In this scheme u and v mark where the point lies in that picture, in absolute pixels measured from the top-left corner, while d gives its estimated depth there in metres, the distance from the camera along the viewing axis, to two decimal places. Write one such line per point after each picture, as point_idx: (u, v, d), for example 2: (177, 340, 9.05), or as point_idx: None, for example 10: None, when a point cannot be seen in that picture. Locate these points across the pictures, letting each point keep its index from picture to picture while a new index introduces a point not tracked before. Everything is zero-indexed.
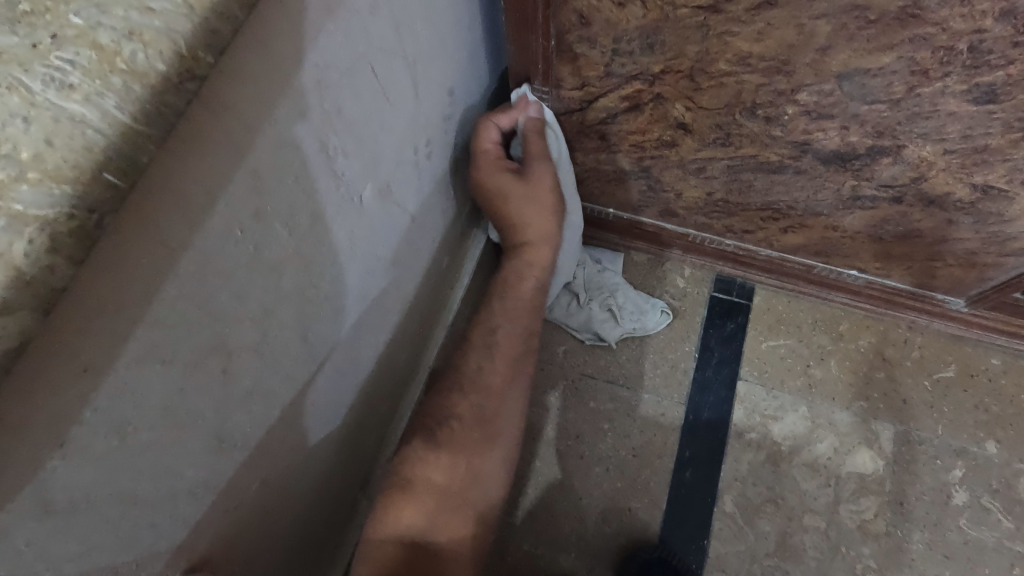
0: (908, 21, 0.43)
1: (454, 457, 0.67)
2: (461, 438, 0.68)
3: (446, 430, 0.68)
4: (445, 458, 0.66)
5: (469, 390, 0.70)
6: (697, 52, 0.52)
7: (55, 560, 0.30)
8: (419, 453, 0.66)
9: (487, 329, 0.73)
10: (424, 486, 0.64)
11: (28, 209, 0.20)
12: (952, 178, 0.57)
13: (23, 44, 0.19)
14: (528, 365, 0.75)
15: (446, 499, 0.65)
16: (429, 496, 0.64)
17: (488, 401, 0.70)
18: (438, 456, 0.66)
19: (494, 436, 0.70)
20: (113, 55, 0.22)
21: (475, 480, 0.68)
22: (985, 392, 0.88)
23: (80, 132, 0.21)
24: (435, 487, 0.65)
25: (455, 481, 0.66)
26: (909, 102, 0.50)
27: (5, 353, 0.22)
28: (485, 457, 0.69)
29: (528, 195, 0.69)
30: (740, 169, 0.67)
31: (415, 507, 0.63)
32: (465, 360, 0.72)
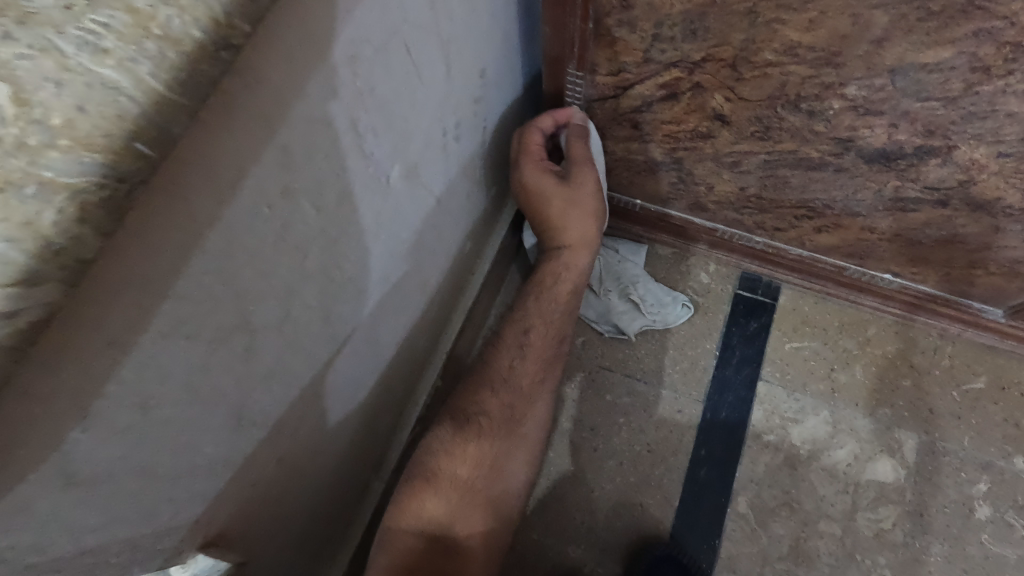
0: (974, 13, 0.40)
1: (479, 452, 0.66)
2: (487, 433, 0.67)
3: (475, 425, 0.67)
4: (469, 452, 0.66)
5: (500, 388, 0.70)
6: (742, 40, 0.50)
7: (74, 531, 0.30)
8: (444, 446, 0.66)
9: (520, 328, 0.73)
10: (447, 479, 0.64)
11: (58, 176, 0.20)
12: (1004, 182, 0.54)
13: (57, 5, 0.18)
14: (558, 367, 0.74)
15: (471, 496, 0.65)
16: (451, 489, 0.64)
17: (518, 400, 0.70)
18: (462, 449, 0.66)
19: (520, 438, 0.69)
20: (147, 20, 0.21)
21: (499, 478, 0.67)
22: (1016, 405, 0.85)
23: (111, 98, 0.21)
24: (459, 482, 0.65)
25: (479, 479, 0.66)
26: (966, 100, 0.47)
27: (30, 328, 0.21)
28: (509, 457, 0.68)
29: (569, 198, 0.70)
30: (777, 165, 0.65)
31: (439, 500, 0.64)
32: (496, 358, 0.72)
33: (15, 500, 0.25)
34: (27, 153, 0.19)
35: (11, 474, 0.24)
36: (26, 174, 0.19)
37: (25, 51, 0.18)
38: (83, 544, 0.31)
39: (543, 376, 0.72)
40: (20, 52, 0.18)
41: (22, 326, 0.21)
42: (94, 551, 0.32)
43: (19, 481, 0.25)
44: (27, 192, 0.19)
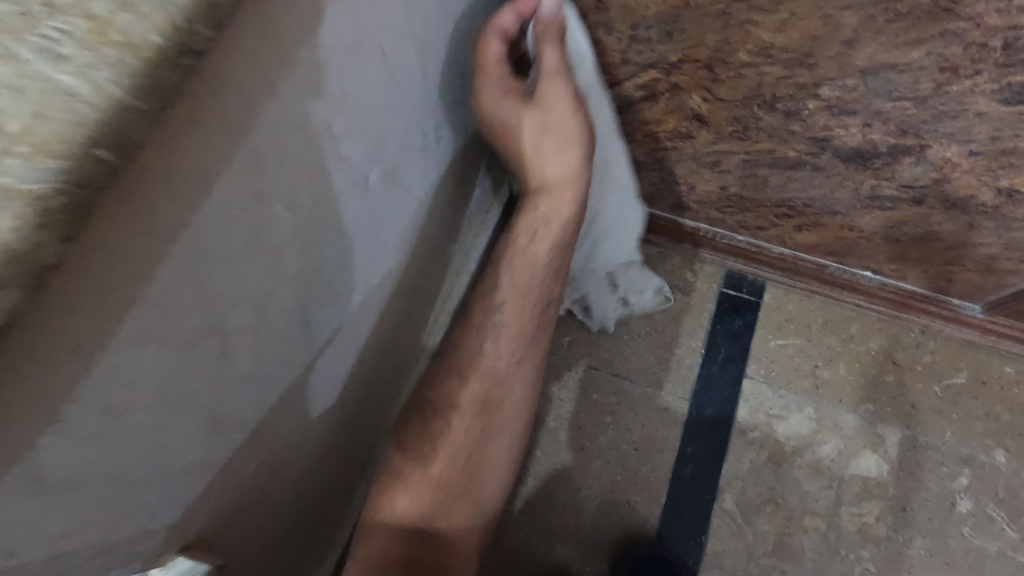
0: (940, 15, 0.41)
1: (452, 448, 0.59)
2: (462, 427, 0.59)
3: (444, 420, 0.59)
4: (442, 452, 0.58)
5: (472, 375, 0.60)
6: (716, 41, 0.50)
7: (46, 537, 0.30)
8: (413, 443, 0.59)
9: (490, 305, 0.60)
10: (420, 477, 0.57)
11: (17, 182, 0.20)
12: (976, 180, 0.55)
13: (13, 11, 0.18)
14: (542, 341, 0.64)
15: (445, 499, 0.58)
16: (423, 486, 0.58)
17: (494, 388, 0.60)
18: (434, 442, 0.59)
19: (501, 426, 0.61)
20: (106, 26, 0.21)
21: (478, 472, 0.60)
22: (996, 400, 0.86)
23: (70, 105, 0.21)
24: (433, 480, 0.58)
25: (456, 474, 0.59)
26: (937, 100, 0.48)
27: None
28: (489, 446, 0.61)
29: (544, 125, 0.54)
30: (756, 164, 0.66)
31: (411, 496, 0.57)
32: (465, 341, 0.61)
33: None
34: None
35: None
36: None
37: None
38: (56, 550, 0.31)
39: (523, 356, 0.62)
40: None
41: None
42: (68, 557, 0.32)
43: None
44: None
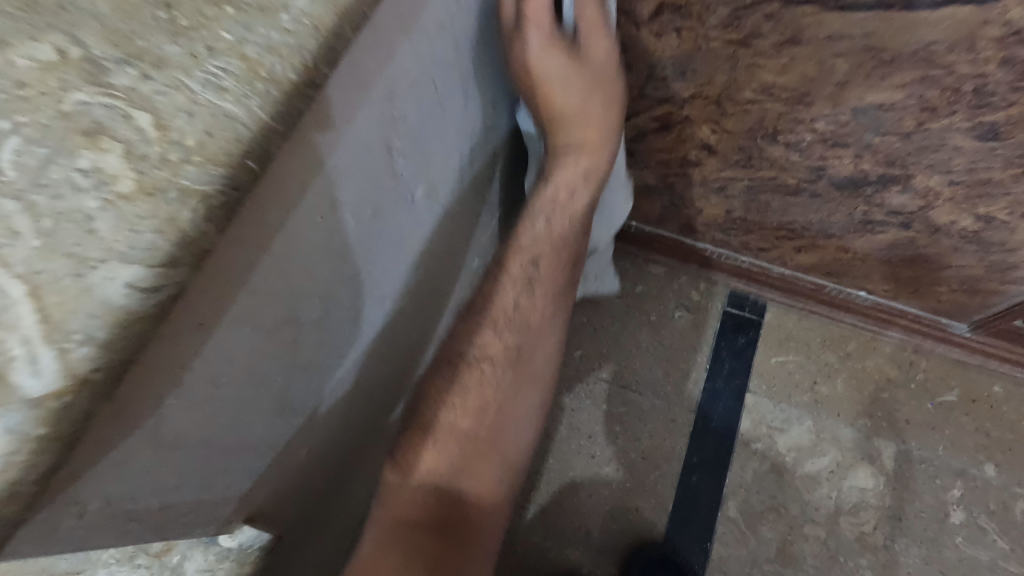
0: (918, 63, 0.48)
1: (482, 401, 0.51)
2: (494, 380, 0.52)
3: (475, 372, 0.51)
4: (472, 400, 0.51)
5: (506, 327, 0.53)
6: (725, 80, 0.57)
7: (157, 489, 0.35)
8: (440, 391, 0.51)
9: (527, 258, 0.53)
10: (447, 432, 0.50)
11: (192, 184, 0.27)
12: (957, 208, 0.61)
13: (183, 53, 0.27)
14: (567, 296, 0.59)
15: (471, 453, 0.51)
16: (452, 441, 0.50)
17: (527, 339, 0.54)
18: (462, 395, 0.51)
19: (530, 379, 0.55)
20: (256, 65, 0.29)
21: (507, 427, 0.53)
22: (986, 417, 0.91)
23: (231, 125, 0.28)
24: (460, 436, 0.50)
25: (483, 431, 0.51)
26: (919, 135, 0.54)
27: (167, 299, 0.27)
28: (518, 402, 0.54)
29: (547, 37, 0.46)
30: (759, 190, 0.72)
31: (439, 453, 0.49)
32: (496, 293, 0.53)
33: (118, 456, 0.30)
34: (170, 167, 0.26)
35: (114, 434, 0.28)
36: (169, 183, 0.26)
37: (162, 88, 0.26)
38: (164, 501, 0.36)
39: (555, 306, 0.56)
40: (157, 89, 0.26)
41: (162, 298, 0.27)
42: (169, 508, 0.37)
43: (116, 444, 0.29)
44: (169, 196, 0.26)
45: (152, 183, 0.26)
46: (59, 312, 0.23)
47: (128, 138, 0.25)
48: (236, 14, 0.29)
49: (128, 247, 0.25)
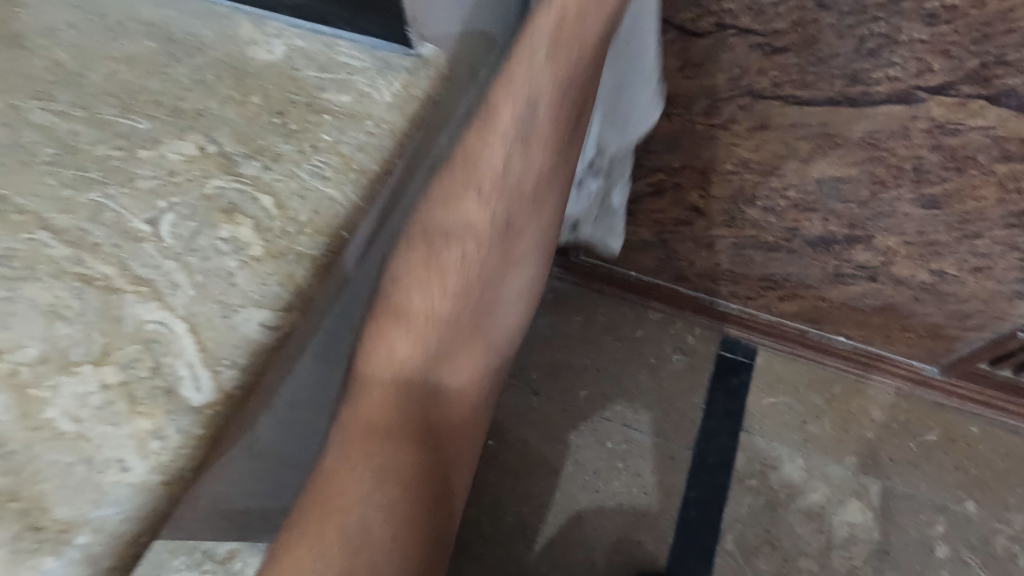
0: (866, 147, 0.58)
1: (468, 276, 0.41)
2: (478, 257, 0.41)
3: (458, 247, 0.40)
4: (453, 280, 0.40)
5: (495, 195, 0.41)
6: (709, 155, 0.68)
7: (239, 493, 0.41)
8: (411, 251, 0.39)
9: None
10: (418, 311, 0.39)
11: (306, 250, 0.35)
12: (913, 263, 0.71)
13: (295, 151, 0.38)
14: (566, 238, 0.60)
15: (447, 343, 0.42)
16: (427, 327, 0.39)
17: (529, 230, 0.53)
18: (439, 270, 0.39)
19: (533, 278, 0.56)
20: (349, 160, 0.38)
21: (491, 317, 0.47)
22: (964, 455, 0.97)
23: (331, 205, 0.37)
24: (438, 321, 0.40)
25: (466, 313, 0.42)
26: (873, 203, 0.64)
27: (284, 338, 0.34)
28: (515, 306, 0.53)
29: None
30: (743, 246, 0.82)
31: (410, 339, 0.39)
32: None
33: (227, 460, 0.37)
34: (288, 237, 0.35)
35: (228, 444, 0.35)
36: (287, 248, 0.35)
37: (279, 176, 0.37)
38: (241, 505, 0.43)
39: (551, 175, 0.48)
40: (275, 177, 0.37)
41: (282, 335, 0.33)
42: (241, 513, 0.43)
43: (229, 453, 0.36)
44: (288, 258, 0.35)
45: (277, 248, 0.35)
46: (213, 343, 0.32)
47: (258, 215, 0.36)
48: (334, 123, 0.39)
49: (259, 294, 0.34)
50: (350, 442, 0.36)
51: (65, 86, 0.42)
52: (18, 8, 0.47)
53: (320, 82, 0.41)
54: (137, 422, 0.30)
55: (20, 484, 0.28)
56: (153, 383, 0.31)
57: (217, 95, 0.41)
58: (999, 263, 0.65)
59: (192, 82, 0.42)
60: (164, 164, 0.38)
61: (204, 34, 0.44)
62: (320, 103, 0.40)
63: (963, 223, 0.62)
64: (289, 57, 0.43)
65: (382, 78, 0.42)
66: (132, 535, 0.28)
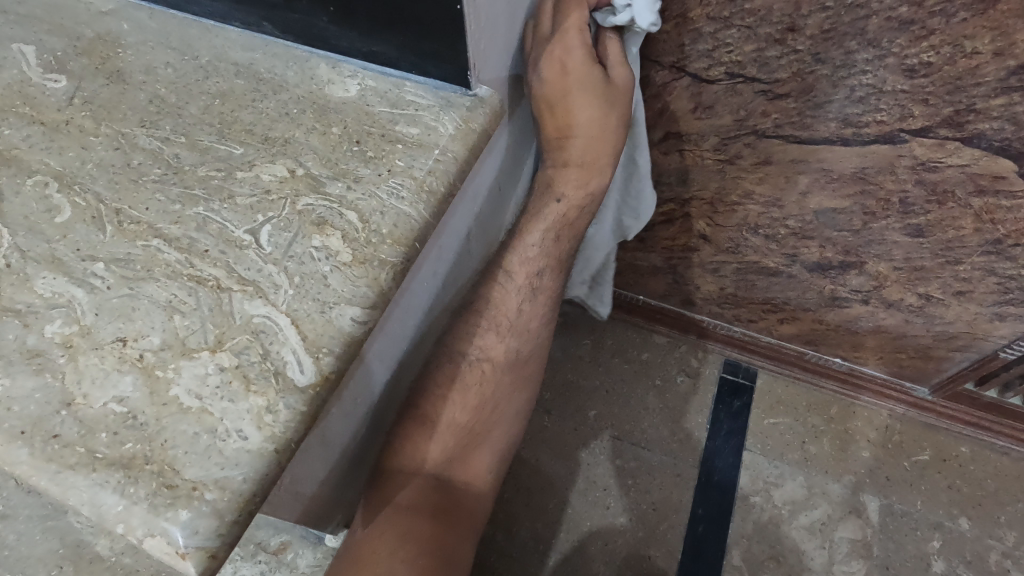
0: (858, 181, 0.66)
1: (469, 395, 0.61)
2: (490, 379, 0.62)
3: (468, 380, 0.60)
4: (461, 398, 0.60)
5: (504, 334, 0.63)
6: (716, 187, 0.75)
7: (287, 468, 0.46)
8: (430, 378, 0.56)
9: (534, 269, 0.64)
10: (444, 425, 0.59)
11: (389, 257, 0.41)
12: (902, 287, 0.77)
13: (374, 174, 0.44)
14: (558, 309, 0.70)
15: (458, 448, 0.60)
16: (445, 433, 0.59)
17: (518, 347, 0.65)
18: (458, 395, 0.60)
19: (525, 381, 0.66)
20: (421, 182, 0.44)
21: (498, 419, 0.63)
22: (956, 474, 1.02)
23: (407, 220, 0.42)
24: (453, 428, 0.60)
25: (475, 423, 0.61)
26: (865, 232, 0.71)
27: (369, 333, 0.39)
28: (510, 402, 0.65)
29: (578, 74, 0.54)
30: (746, 272, 0.88)
31: (437, 442, 0.59)
32: (504, 299, 0.63)
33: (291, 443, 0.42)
34: (373, 247, 0.41)
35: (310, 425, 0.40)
36: (373, 256, 0.41)
37: (362, 195, 0.43)
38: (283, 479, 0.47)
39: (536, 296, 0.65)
40: (358, 197, 0.43)
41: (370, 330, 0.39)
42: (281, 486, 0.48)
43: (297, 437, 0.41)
44: (374, 264, 0.40)
45: (365, 255, 0.40)
46: (314, 334, 0.37)
47: (345, 227, 0.42)
48: (407, 152, 0.46)
49: (351, 294, 0.39)
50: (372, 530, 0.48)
51: (167, 115, 0.48)
52: (120, 47, 0.52)
53: (391, 116, 0.48)
54: (253, 400, 0.35)
55: (153, 449, 0.33)
56: (264, 366, 0.36)
57: (303, 126, 0.47)
58: (980, 288, 0.72)
59: (280, 115, 0.48)
60: (260, 183, 0.44)
61: (287, 74, 0.51)
62: (393, 134, 0.47)
63: (946, 250, 0.69)
64: (364, 95, 0.49)
65: (446, 114, 0.48)
66: (250, 494, 0.33)
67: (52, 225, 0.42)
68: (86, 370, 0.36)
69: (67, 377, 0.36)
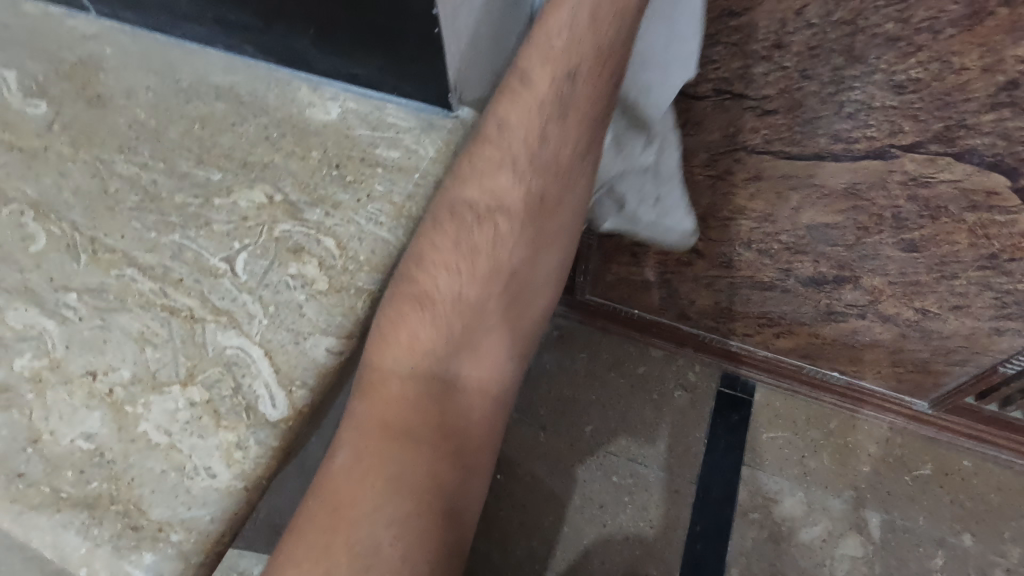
0: (850, 196, 0.65)
1: (490, 267, 0.41)
2: (512, 236, 0.41)
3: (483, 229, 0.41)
4: (476, 265, 0.40)
5: (530, 171, 0.41)
6: (707, 203, 0.74)
7: None
8: (437, 237, 0.40)
9: None
10: (441, 298, 0.40)
11: (366, 285, 0.40)
12: (898, 301, 0.76)
13: (352, 199, 0.44)
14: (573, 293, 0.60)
15: (473, 315, 0.40)
16: (455, 316, 0.40)
17: (544, 189, 0.41)
18: (469, 255, 0.40)
19: (566, 262, 0.50)
20: (400, 208, 0.44)
21: (527, 305, 0.43)
22: (958, 489, 1.01)
23: (385, 246, 0.42)
24: (463, 306, 0.40)
25: (502, 291, 0.41)
26: (858, 247, 0.71)
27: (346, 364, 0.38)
28: (539, 298, 0.47)
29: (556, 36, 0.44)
30: (740, 286, 0.87)
31: (433, 330, 0.39)
32: None
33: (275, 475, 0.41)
34: (351, 276, 0.40)
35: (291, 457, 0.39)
36: (350, 285, 0.40)
37: (339, 222, 0.43)
38: None
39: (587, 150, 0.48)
40: (336, 223, 0.43)
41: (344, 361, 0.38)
42: None
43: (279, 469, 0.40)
44: (350, 293, 0.40)
45: (342, 284, 0.40)
46: (287, 366, 0.37)
47: (322, 254, 0.41)
48: (386, 176, 0.45)
49: (327, 324, 0.38)
50: (363, 438, 0.38)
51: (144, 140, 0.47)
52: (99, 70, 0.51)
53: (371, 138, 0.47)
54: (222, 435, 0.34)
55: (120, 488, 0.33)
56: (235, 400, 0.35)
57: (281, 150, 0.46)
58: (976, 302, 0.71)
59: (258, 139, 0.47)
60: (236, 210, 0.43)
61: (267, 96, 0.50)
62: (372, 158, 0.46)
63: (941, 265, 0.68)
64: (344, 117, 0.48)
65: (426, 136, 0.47)
66: (219, 534, 0.32)
67: (26, 254, 0.41)
68: (54, 405, 0.35)
69: (34, 413, 0.35)
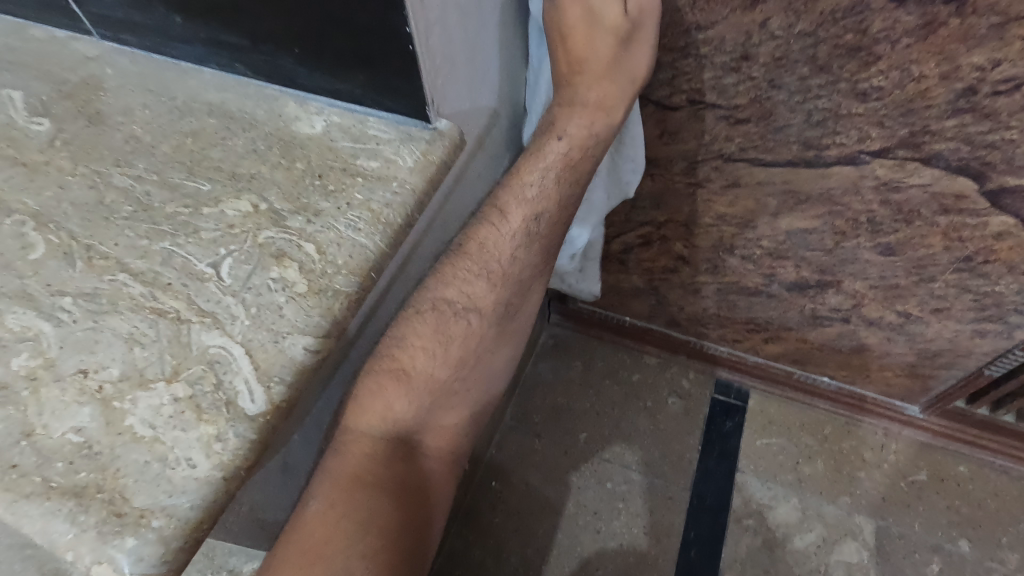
0: (826, 202, 0.66)
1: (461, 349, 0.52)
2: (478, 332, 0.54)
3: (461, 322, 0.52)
4: (453, 352, 0.52)
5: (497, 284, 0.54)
6: (689, 210, 0.76)
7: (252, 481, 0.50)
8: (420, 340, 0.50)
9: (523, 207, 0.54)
10: (417, 375, 0.49)
11: (343, 287, 0.42)
12: (881, 305, 0.77)
13: (333, 208, 0.46)
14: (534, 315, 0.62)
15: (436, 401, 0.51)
16: (424, 388, 0.50)
17: (505, 293, 0.55)
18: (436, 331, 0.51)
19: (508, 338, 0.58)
20: (378, 215, 0.46)
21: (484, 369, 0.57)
22: (954, 494, 1.00)
23: (363, 252, 0.44)
24: (432, 381, 0.50)
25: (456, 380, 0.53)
26: (838, 251, 0.72)
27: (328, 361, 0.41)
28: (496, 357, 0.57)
29: None
30: (726, 292, 0.89)
31: (408, 400, 0.48)
32: None
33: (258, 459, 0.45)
34: (329, 279, 0.42)
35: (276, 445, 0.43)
36: (328, 287, 0.42)
37: (319, 228, 0.45)
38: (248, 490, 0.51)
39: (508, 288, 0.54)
40: (317, 230, 0.45)
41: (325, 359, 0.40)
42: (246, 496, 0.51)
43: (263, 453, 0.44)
44: (328, 295, 0.42)
45: (320, 287, 0.42)
46: (266, 364, 0.39)
47: (303, 260, 0.43)
48: (365, 185, 0.47)
49: (305, 324, 0.40)
50: (336, 491, 0.43)
51: (140, 154, 0.50)
52: (100, 90, 0.54)
53: (354, 150, 0.50)
54: (203, 428, 0.36)
55: (105, 478, 0.35)
56: (216, 396, 0.37)
57: (268, 162, 0.49)
58: (957, 304, 0.72)
59: (247, 152, 0.50)
60: (224, 219, 0.45)
61: (256, 112, 0.52)
62: (354, 168, 0.48)
63: (919, 268, 0.69)
64: (328, 130, 0.51)
65: (405, 147, 0.50)
66: (196, 521, 0.34)
67: (25, 261, 0.43)
68: (47, 402, 0.37)
69: (28, 409, 0.37)
